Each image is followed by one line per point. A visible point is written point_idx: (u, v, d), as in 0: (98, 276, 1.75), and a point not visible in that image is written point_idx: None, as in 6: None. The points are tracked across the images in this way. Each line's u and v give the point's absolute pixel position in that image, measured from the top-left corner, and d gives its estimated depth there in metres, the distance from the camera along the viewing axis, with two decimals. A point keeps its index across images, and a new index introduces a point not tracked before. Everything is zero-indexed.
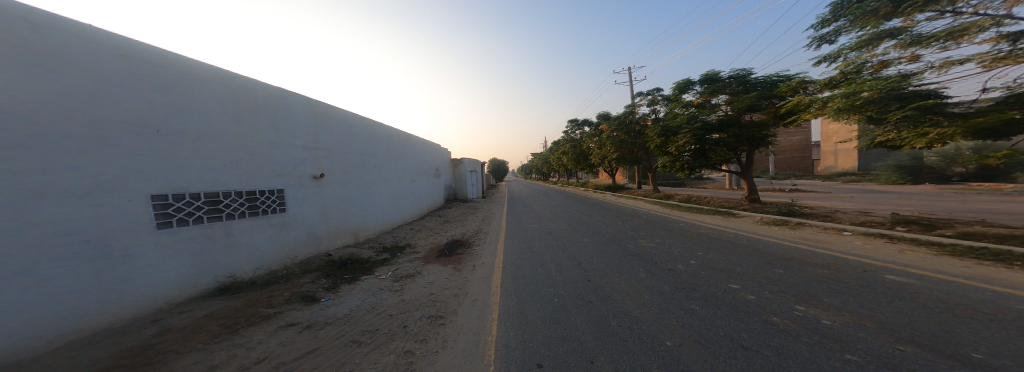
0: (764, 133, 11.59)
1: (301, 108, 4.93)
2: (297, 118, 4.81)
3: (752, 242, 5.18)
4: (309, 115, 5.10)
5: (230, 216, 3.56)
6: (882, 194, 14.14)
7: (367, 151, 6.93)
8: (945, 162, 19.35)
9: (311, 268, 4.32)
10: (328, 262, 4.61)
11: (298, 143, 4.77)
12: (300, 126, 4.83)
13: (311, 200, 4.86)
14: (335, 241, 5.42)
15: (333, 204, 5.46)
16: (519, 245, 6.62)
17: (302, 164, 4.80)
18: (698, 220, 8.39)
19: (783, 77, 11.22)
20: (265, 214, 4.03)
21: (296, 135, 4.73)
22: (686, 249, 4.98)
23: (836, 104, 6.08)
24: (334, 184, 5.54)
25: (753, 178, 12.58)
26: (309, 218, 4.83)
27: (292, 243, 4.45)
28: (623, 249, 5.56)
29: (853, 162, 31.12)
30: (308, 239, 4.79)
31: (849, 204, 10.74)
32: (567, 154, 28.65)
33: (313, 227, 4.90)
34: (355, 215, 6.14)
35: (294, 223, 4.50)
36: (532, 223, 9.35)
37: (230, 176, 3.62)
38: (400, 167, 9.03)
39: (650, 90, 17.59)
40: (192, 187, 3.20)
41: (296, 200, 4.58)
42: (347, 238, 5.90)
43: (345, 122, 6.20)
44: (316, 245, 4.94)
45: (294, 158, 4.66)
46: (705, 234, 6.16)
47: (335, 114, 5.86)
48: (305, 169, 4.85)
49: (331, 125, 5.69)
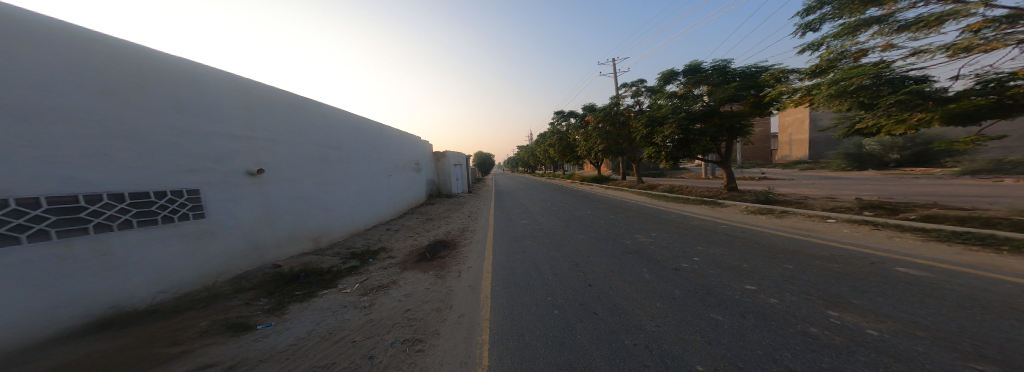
0: (742, 123, 11.91)
1: (225, 85, 3.84)
2: (219, 98, 3.71)
3: (748, 234, 5.05)
4: (240, 96, 4.04)
5: (100, 227, 2.51)
6: (839, 180, 15.11)
7: (327, 143, 5.98)
8: (884, 150, 21.22)
9: (249, 285, 3.53)
10: (275, 276, 3.84)
11: (225, 131, 3.74)
12: (223, 109, 3.76)
13: (246, 202, 3.90)
14: (285, 249, 4.54)
15: (282, 206, 4.54)
16: (508, 246, 6.13)
17: (231, 157, 3.77)
18: (685, 210, 8.37)
19: (761, 67, 11.51)
20: (167, 221, 3.00)
21: (216, 119, 3.65)
22: (687, 245, 4.79)
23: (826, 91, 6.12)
24: (281, 181, 4.59)
25: (730, 168, 12.94)
26: (247, 224, 3.89)
27: (221, 258, 3.54)
28: (622, 247, 5.24)
29: (805, 151, 33.80)
30: (247, 250, 3.88)
31: (815, 190, 11.29)
32: (553, 146, 28.43)
33: (253, 236, 3.99)
34: (313, 218, 5.26)
35: (221, 232, 3.53)
36: (520, 219, 8.86)
37: (102, 174, 2.56)
38: (371, 163, 8.07)
39: (634, 81, 17.70)
40: (24, 190, 2.15)
41: (222, 203, 3.58)
42: (306, 244, 5.05)
43: (293, 107, 5.14)
44: (259, 257, 4.06)
45: (219, 150, 3.64)
46: (700, 226, 6.00)
47: (282, 98, 4.89)
48: (237, 163, 3.85)
49: (277, 110, 4.71)
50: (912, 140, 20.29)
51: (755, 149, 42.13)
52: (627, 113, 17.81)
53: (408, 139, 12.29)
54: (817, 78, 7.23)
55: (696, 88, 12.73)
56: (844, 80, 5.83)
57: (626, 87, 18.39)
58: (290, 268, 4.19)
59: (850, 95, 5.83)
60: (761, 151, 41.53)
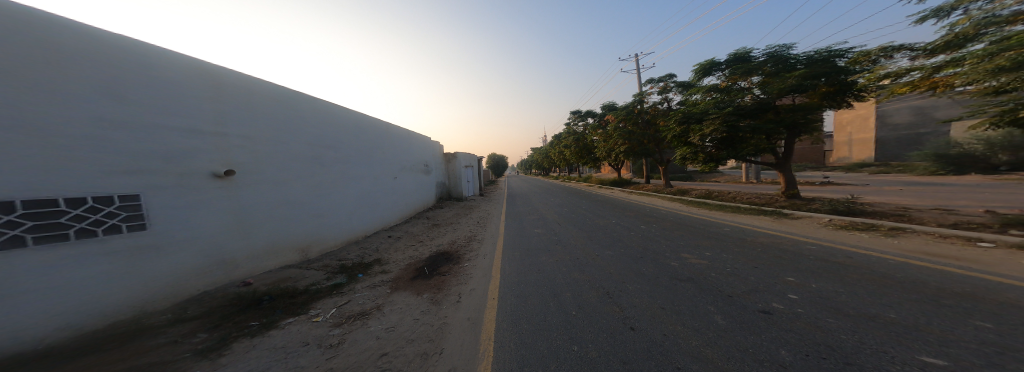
0: (806, 118, 10.00)
1: (189, 72, 3.38)
2: (178, 86, 3.23)
3: (857, 261, 3.62)
4: (212, 87, 3.62)
5: None
6: (936, 187, 12.29)
7: (319, 143, 5.56)
8: (989, 150, 17.29)
9: (192, 313, 2.89)
10: (232, 301, 3.23)
11: (185, 126, 3.28)
12: (184, 99, 3.28)
13: (207, 209, 3.40)
14: (253, 264, 3.98)
15: (257, 212, 4.06)
16: (521, 262, 5.16)
17: (190, 156, 3.28)
18: (738, 221, 6.89)
19: (832, 51, 9.67)
20: (82, 235, 2.41)
21: (171, 112, 3.15)
22: (764, 273, 3.51)
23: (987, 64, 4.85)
24: (258, 185, 4.12)
25: (791, 171, 10.95)
26: (207, 235, 3.38)
27: (167, 276, 2.98)
28: (667, 272, 4.04)
29: (870, 153, 29.32)
30: (203, 265, 3.34)
31: (913, 200, 9.06)
32: (570, 148, 26.91)
33: (215, 248, 3.47)
34: (293, 227, 4.73)
35: (169, 245, 2.99)
36: (536, 228, 7.90)
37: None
38: (372, 164, 7.73)
39: (662, 76, 16.21)
40: None
41: (175, 210, 3.08)
42: (283, 257, 4.49)
43: (280, 101, 4.71)
44: (218, 273, 3.51)
45: (175, 147, 3.16)
46: (773, 245, 4.61)
47: (266, 90, 4.45)
48: (200, 164, 3.38)
49: (259, 105, 4.27)
50: None
51: (806, 151, 37.49)
52: (651, 110, 16.33)
53: (418, 141, 11.88)
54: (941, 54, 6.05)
55: (742, 79, 11.04)
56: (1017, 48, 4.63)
57: (651, 83, 16.95)
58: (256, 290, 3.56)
59: None
60: (812, 153, 36.90)
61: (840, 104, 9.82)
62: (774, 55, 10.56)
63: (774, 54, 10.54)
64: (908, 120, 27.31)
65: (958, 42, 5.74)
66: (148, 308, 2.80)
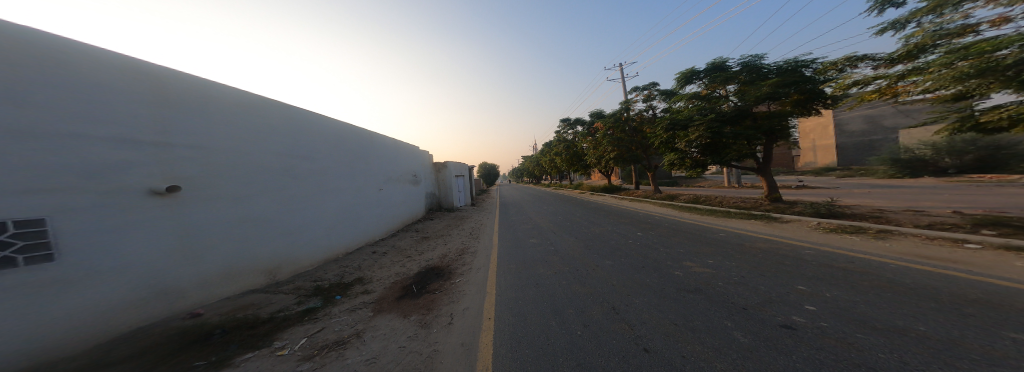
0: (783, 124, 10.39)
1: (126, 72, 2.91)
2: (111, 87, 2.75)
3: (861, 266, 3.56)
4: (154, 91, 3.15)
5: None
6: (900, 189, 13.03)
7: (290, 153, 5.09)
8: (938, 155, 18.77)
9: (118, 358, 2.37)
10: (173, 338, 2.74)
11: (120, 134, 2.79)
12: (118, 103, 2.80)
13: (145, 231, 2.90)
14: (202, 292, 3.45)
15: (210, 233, 3.56)
16: (518, 277, 4.84)
17: (126, 170, 2.79)
18: (731, 226, 6.91)
19: (801, 61, 10.07)
20: None
21: (100, 118, 2.64)
22: (775, 281, 3.38)
23: (953, 72, 4.66)
24: (212, 201, 3.62)
25: (773, 176, 11.32)
26: (145, 262, 2.89)
27: (87, 315, 2.46)
28: (673, 283, 3.85)
29: (833, 158, 31.07)
30: (135, 299, 2.81)
31: (885, 202, 9.49)
32: (560, 155, 27.07)
33: (152, 277, 2.96)
34: (256, 246, 4.22)
35: (92, 276, 2.49)
36: (531, 238, 7.62)
37: None
38: (354, 175, 7.24)
39: (646, 85, 16.67)
40: None
41: (105, 233, 2.59)
42: (242, 282, 3.96)
43: (242, 107, 4.24)
44: (157, 306, 2.99)
45: (107, 158, 2.66)
46: (773, 251, 4.54)
47: (225, 94, 3.97)
48: (138, 178, 2.89)
49: (216, 112, 3.81)
50: (972, 142, 17.80)
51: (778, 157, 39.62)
52: (638, 118, 16.70)
53: (405, 149, 11.43)
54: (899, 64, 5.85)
55: (721, 88, 11.43)
56: (979, 55, 4.48)
57: (636, 91, 17.40)
58: (204, 322, 3.09)
59: (995, 73, 4.37)
60: (783, 158, 39.01)
61: (815, 112, 10.13)
62: (748, 64, 10.98)
63: (748, 63, 10.98)
64: (863, 128, 29.65)
65: (914, 52, 5.60)
66: (56, 354, 2.25)
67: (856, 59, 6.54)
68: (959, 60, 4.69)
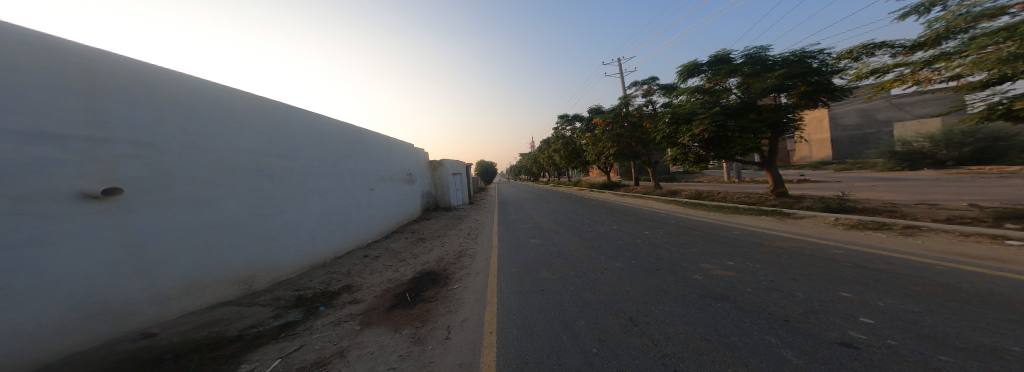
0: (790, 117, 10.07)
1: (46, 53, 2.44)
2: (26, 71, 2.27)
3: (903, 268, 3.21)
4: (87, 75, 2.68)
5: None
6: (903, 182, 12.85)
7: (263, 150, 4.61)
8: (936, 147, 18.64)
9: None
10: (114, 365, 2.28)
11: (37, 126, 2.30)
12: (36, 90, 2.32)
13: (76, 242, 2.43)
14: (154, 310, 2.98)
15: (162, 241, 3.10)
16: (521, 285, 4.44)
17: (43, 170, 2.30)
18: (742, 223, 6.57)
19: (808, 52, 9.68)
20: None
21: (7, 106, 2.15)
22: (812, 285, 3.02)
23: (991, 55, 4.26)
24: (164, 205, 3.15)
25: (778, 170, 11.05)
26: (78, 277, 2.42)
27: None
28: (695, 289, 3.45)
29: (828, 151, 30.73)
30: (66, 322, 2.35)
31: (895, 195, 9.24)
32: (559, 152, 26.65)
33: (91, 295, 2.50)
34: (221, 256, 3.74)
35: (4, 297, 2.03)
36: (532, 239, 7.23)
37: None
38: (341, 174, 6.78)
39: (646, 79, 16.34)
40: None
41: (20, 246, 2.13)
42: (204, 296, 3.49)
43: (200, 98, 3.75)
44: (96, 330, 2.52)
45: (20, 154, 2.19)
46: (797, 250, 4.19)
47: (176, 83, 3.48)
48: (63, 179, 2.41)
49: (165, 103, 3.32)
50: (970, 134, 17.60)
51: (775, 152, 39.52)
52: (637, 113, 16.36)
53: (399, 147, 10.96)
54: (922, 51, 5.41)
55: (724, 80, 11.08)
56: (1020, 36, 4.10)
57: (636, 86, 17.09)
58: (157, 344, 2.63)
59: None
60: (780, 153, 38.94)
61: (822, 104, 9.76)
62: (753, 56, 10.55)
63: (752, 55, 10.55)
64: (856, 122, 29.76)
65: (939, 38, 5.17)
66: None
67: (872, 46, 6.03)
68: (997, 43, 4.31)
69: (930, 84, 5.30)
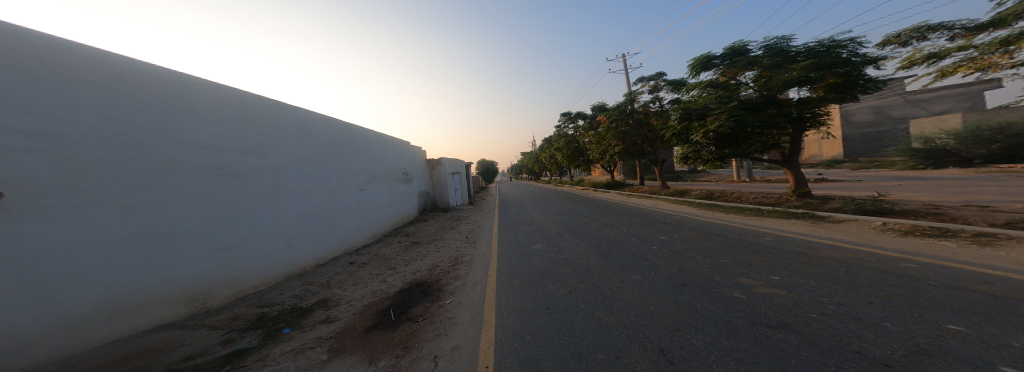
0: (815, 112, 9.29)
1: None
2: None
3: (1010, 290, 2.51)
4: None
5: None
6: (930, 182, 12.01)
7: (224, 145, 4.03)
8: (960, 144, 17.62)
9: None
10: None
11: None
12: None
13: None
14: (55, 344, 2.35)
15: (73, 254, 2.49)
16: (523, 302, 3.81)
17: None
18: (772, 228, 5.86)
19: (837, 41, 8.88)
20: None
21: None
22: (897, 311, 2.35)
23: None
24: (75, 212, 2.52)
25: (800, 169, 10.30)
26: None
27: None
28: (740, 313, 2.76)
29: (838, 150, 29.58)
30: None
31: (932, 196, 8.47)
32: (561, 151, 25.92)
33: None
34: (159, 271, 3.12)
35: None
36: (535, 244, 6.61)
37: None
38: (324, 174, 6.19)
39: (653, 75, 15.66)
40: None
41: None
42: (131, 320, 2.87)
43: (137, 83, 3.15)
44: None
45: None
46: (853, 263, 3.49)
47: (108, 66, 2.93)
48: None
49: (92, 87, 2.74)
50: (999, 131, 16.57)
51: None
52: (644, 110, 15.65)
53: (393, 145, 10.35)
54: (989, 32, 4.64)
55: (741, 74, 10.34)
56: None
57: (643, 82, 16.39)
58: None
59: None
60: None
61: (852, 98, 8.98)
62: (773, 47, 9.79)
63: (772, 46, 9.79)
64: (869, 119, 28.67)
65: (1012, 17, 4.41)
66: None
67: (925, 28, 5.25)
68: None
69: (998, 69, 4.70)
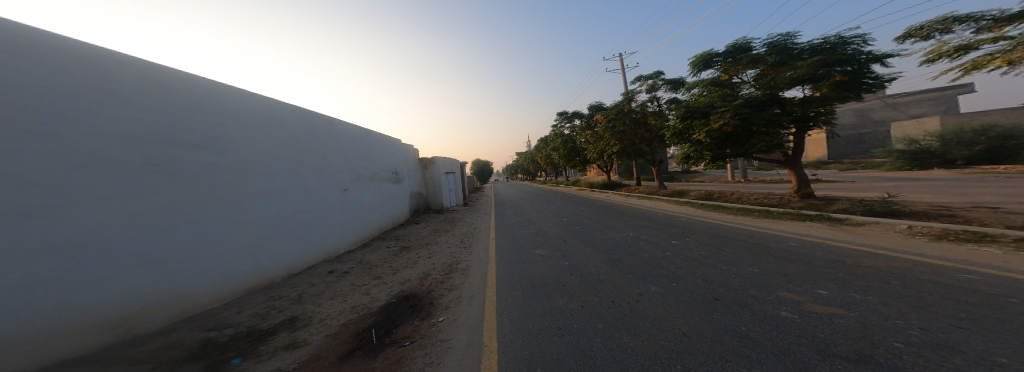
0: (820, 110, 9.06)
1: None
2: None
3: None
4: None
5: None
6: (923, 183, 12.08)
7: (168, 135, 3.34)
8: (943, 146, 18.03)
9: None
10: None
11: None
12: None
13: None
14: None
15: None
16: (530, 321, 3.26)
17: None
18: (790, 231, 5.49)
19: (843, 38, 8.69)
20: None
21: None
22: (1001, 340, 1.90)
23: None
24: None
25: (802, 169, 10.11)
26: None
27: None
28: (798, 339, 2.28)
29: (824, 151, 30.21)
30: None
31: (935, 197, 8.35)
32: (556, 150, 25.52)
33: None
34: (67, 293, 2.41)
35: None
36: (536, 249, 6.06)
37: None
38: (298, 172, 5.49)
39: (651, 73, 15.37)
40: None
41: None
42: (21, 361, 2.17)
43: (47, 58, 2.45)
44: None
45: None
46: (904, 274, 3.10)
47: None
48: None
49: None
50: (981, 132, 17.00)
51: None
52: (642, 109, 15.35)
53: (381, 142, 9.62)
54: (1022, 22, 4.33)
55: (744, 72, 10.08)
56: None
57: (641, 81, 16.09)
58: None
59: None
60: None
61: (857, 96, 8.80)
62: (777, 44, 9.55)
63: (776, 43, 9.55)
64: (853, 121, 29.38)
65: None
66: None
67: (950, 20, 4.96)
68: None
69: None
